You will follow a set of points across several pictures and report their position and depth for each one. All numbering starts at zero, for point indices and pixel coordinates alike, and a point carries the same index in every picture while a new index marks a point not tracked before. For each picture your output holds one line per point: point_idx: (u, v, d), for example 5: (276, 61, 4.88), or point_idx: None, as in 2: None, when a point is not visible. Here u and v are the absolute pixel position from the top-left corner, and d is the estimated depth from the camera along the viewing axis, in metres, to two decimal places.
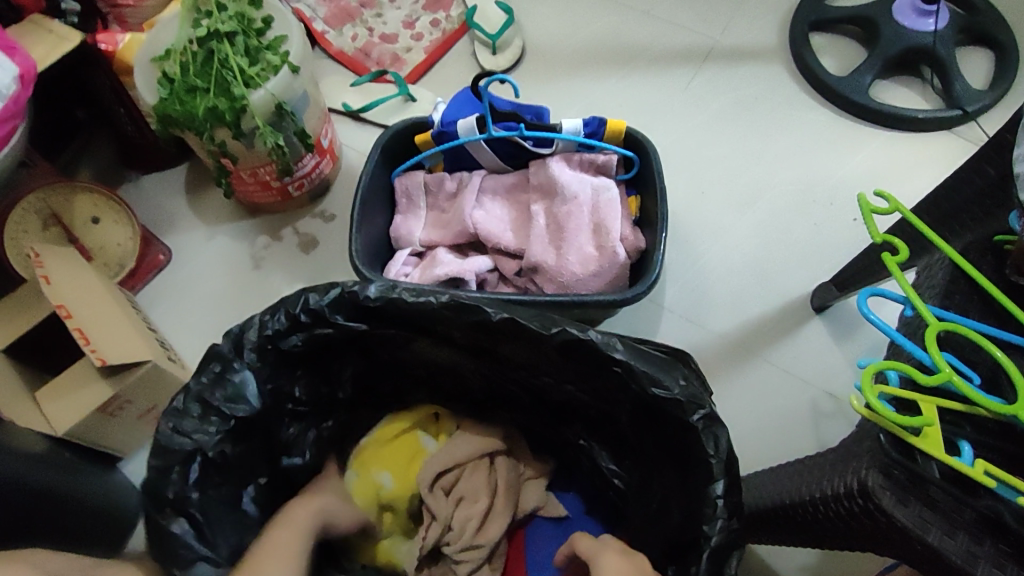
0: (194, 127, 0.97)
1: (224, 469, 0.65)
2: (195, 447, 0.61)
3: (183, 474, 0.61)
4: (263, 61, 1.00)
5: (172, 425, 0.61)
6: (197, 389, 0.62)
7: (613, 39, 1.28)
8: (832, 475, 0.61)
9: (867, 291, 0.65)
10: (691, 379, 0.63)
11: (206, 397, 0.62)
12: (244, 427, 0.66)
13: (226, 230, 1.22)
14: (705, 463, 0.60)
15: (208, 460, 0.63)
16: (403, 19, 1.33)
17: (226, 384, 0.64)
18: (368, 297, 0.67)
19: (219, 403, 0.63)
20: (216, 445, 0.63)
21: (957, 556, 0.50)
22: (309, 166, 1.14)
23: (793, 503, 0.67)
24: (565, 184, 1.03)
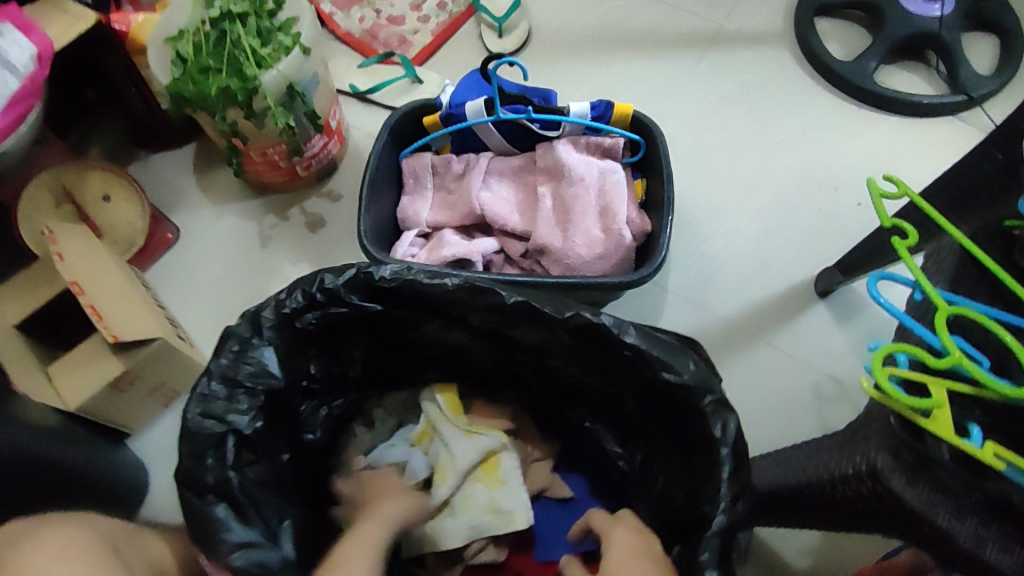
0: (207, 107, 0.98)
1: (255, 448, 0.67)
2: (225, 425, 0.63)
3: (217, 451, 0.63)
4: (274, 42, 1.00)
5: (202, 403, 0.63)
6: (219, 368, 0.64)
7: (619, 22, 1.28)
8: (839, 456, 0.64)
9: (877, 275, 0.66)
10: (701, 363, 0.64)
11: (233, 376, 0.64)
12: (269, 403, 0.68)
13: (233, 209, 1.23)
14: (713, 446, 0.60)
15: (242, 439, 0.65)
16: (410, 1, 1.34)
17: (248, 361, 0.65)
18: (383, 278, 0.68)
19: (245, 380, 0.65)
20: (247, 423, 0.65)
21: (965, 539, 0.52)
22: (317, 147, 1.15)
23: (802, 484, 0.69)
24: (572, 167, 1.04)
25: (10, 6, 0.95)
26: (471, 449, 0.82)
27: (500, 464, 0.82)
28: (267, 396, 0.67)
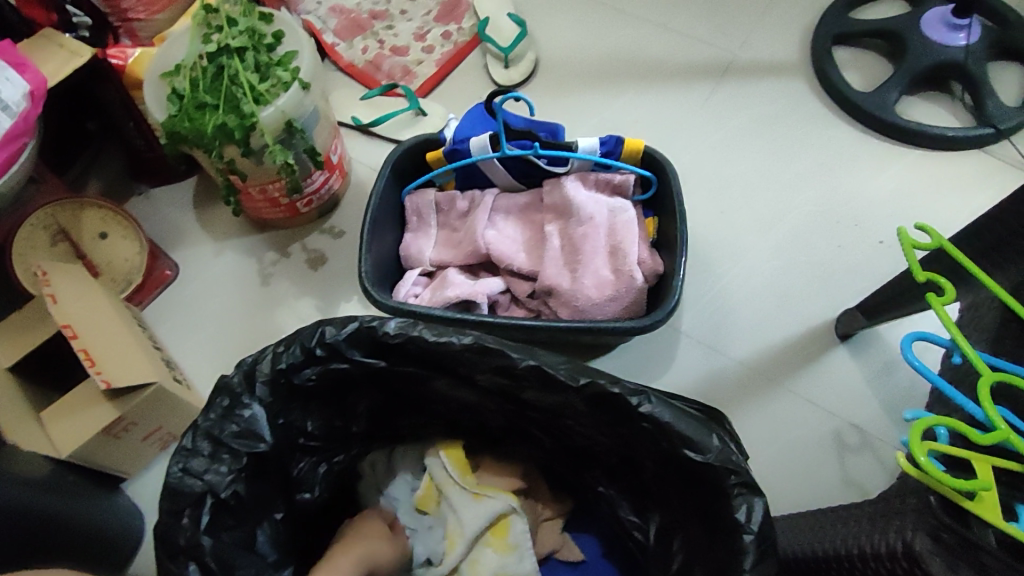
0: (203, 144, 0.95)
1: (237, 515, 0.62)
2: (206, 487, 0.59)
3: (196, 514, 0.58)
4: (273, 78, 0.98)
5: (182, 463, 0.59)
6: (205, 424, 0.60)
7: (630, 52, 1.25)
8: (869, 529, 0.58)
9: (911, 335, 0.61)
10: (726, 437, 0.59)
11: (217, 434, 0.61)
12: (258, 465, 0.64)
13: (234, 245, 1.20)
14: (737, 534, 0.55)
15: (220, 503, 0.60)
16: (415, 32, 1.31)
17: (235, 420, 0.61)
18: (387, 333, 0.64)
19: (229, 440, 0.61)
20: (229, 485, 0.60)
21: None
22: (317, 183, 1.12)
23: (827, 557, 0.62)
24: (580, 206, 1.00)
25: (4, 44, 0.94)
26: (479, 513, 0.77)
27: (510, 528, 0.78)
28: (253, 461, 0.63)
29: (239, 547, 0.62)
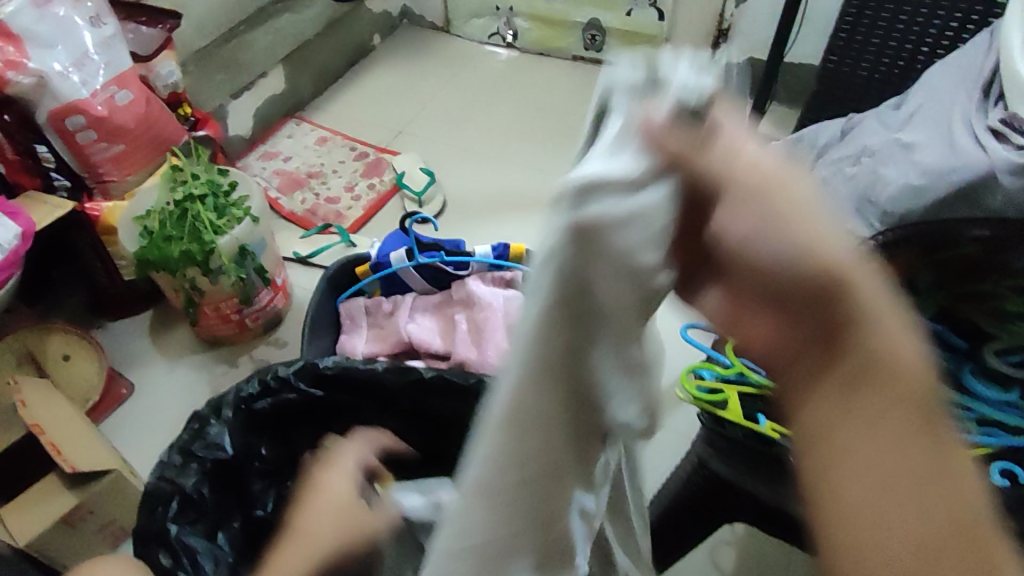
0: (168, 268, 1.20)
1: (197, 511, 0.79)
2: (177, 487, 0.77)
3: (165, 505, 0.75)
4: (228, 216, 1.24)
5: (162, 469, 0.77)
6: (179, 440, 0.80)
7: (516, 191, 1.63)
8: (676, 480, 0.86)
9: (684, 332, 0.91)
10: None
11: (189, 447, 0.80)
12: (218, 474, 0.82)
13: (186, 362, 1.37)
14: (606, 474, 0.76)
15: (185, 499, 0.77)
16: (345, 185, 1.65)
17: (205, 436, 0.81)
18: (326, 366, 0.88)
19: (197, 451, 0.80)
20: (195, 484, 0.78)
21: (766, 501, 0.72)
22: (264, 300, 1.34)
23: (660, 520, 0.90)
24: (481, 296, 1.27)
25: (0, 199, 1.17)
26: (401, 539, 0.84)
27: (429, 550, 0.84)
28: (214, 467, 0.81)
29: (201, 537, 0.78)
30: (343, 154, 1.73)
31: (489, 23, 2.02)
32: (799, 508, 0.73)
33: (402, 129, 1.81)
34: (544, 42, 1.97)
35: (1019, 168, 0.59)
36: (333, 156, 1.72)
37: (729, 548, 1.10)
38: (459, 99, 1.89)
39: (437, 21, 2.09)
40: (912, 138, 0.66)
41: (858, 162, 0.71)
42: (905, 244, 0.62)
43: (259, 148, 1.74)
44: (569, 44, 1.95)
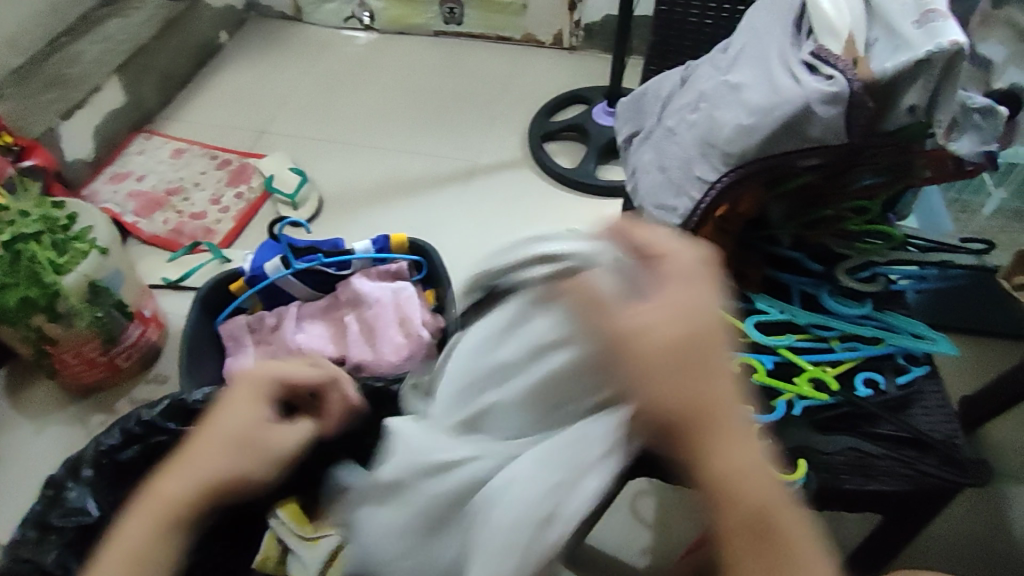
0: (10, 318, 1.10)
1: None
2: (35, 565, 0.72)
3: None
4: (71, 251, 1.13)
5: (18, 546, 0.72)
6: (34, 512, 0.74)
7: (393, 179, 1.58)
8: None
9: None
10: None
11: (45, 519, 0.74)
12: (87, 540, 0.76)
13: (55, 420, 1.24)
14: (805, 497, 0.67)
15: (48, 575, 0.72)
16: (209, 198, 1.55)
17: (64, 502, 0.75)
18: (195, 400, 0.83)
19: (58, 521, 0.74)
20: (57, 558, 0.72)
21: None
22: (134, 336, 1.24)
23: None
24: (368, 293, 1.20)
25: None
26: (319, 555, 0.78)
27: None
28: (79, 532, 0.75)
29: None
30: (203, 164, 1.62)
31: (342, 6, 1.93)
32: None
33: (264, 130, 1.72)
34: (402, 21, 1.91)
35: (829, 96, 0.59)
36: (192, 168, 1.62)
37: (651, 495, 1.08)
38: (322, 89, 1.81)
39: (286, 10, 1.99)
40: (739, 79, 0.67)
41: (697, 109, 0.72)
42: (755, 177, 0.65)
43: (107, 171, 1.61)
44: (428, 20, 1.90)
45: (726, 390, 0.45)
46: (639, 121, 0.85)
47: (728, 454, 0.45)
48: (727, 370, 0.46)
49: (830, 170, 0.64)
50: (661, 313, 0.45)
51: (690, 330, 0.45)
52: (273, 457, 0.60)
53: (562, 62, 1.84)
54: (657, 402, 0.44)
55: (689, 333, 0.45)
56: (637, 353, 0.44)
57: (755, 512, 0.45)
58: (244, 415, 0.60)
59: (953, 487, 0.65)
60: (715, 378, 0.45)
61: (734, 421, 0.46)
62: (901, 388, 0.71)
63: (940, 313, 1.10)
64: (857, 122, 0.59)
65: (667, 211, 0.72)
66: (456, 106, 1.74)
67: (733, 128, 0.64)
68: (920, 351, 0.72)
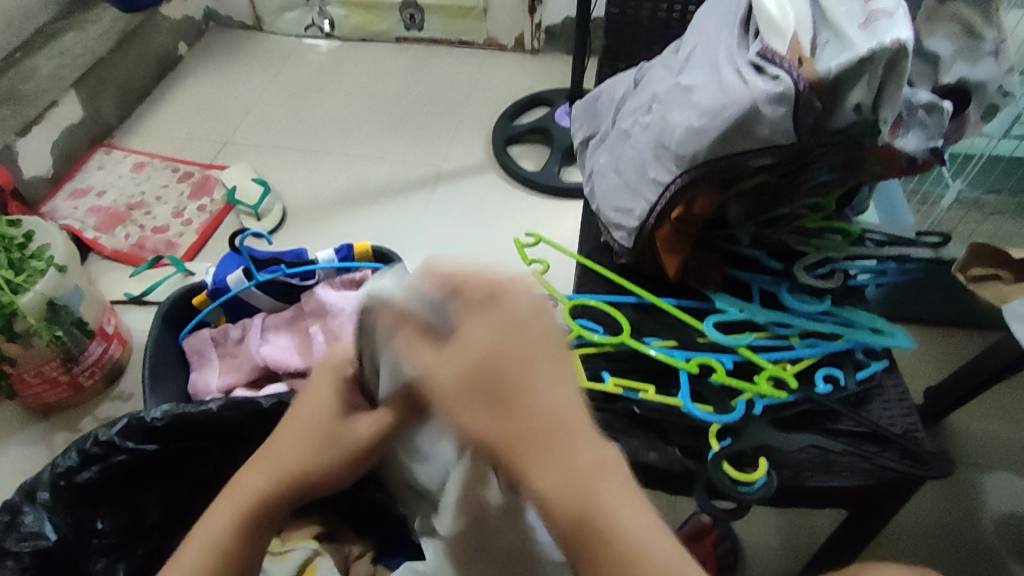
0: None
1: None
2: None
3: None
4: (28, 270, 1.10)
5: None
6: None
7: (358, 187, 1.56)
8: None
9: None
10: None
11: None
12: (44, 567, 0.73)
13: (17, 441, 1.21)
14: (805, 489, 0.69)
15: None
16: (172, 211, 1.52)
17: (19, 527, 0.72)
18: (156, 417, 0.79)
19: (14, 546, 0.71)
20: None
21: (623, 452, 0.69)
22: (95, 354, 1.20)
23: None
24: (332, 303, 1.18)
25: None
26: (285, 570, 0.78)
27: (318, 569, 0.79)
28: (36, 558, 0.72)
29: None
30: (164, 177, 1.59)
31: (303, 14, 1.91)
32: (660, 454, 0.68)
33: (227, 141, 1.69)
34: (364, 28, 1.90)
35: (776, 95, 0.58)
36: (153, 182, 1.58)
37: None
38: (285, 98, 1.79)
39: (247, 19, 1.97)
40: (690, 81, 0.67)
41: (650, 111, 0.72)
42: (707, 179, 0.66)
43: (66, 187, 1.57)
44: (390, 26, 1.89)
45: (547, 411, 0.37)
46: (594, 124, 0.85)
47: (544, 477, 0.37)
48: (562, 380, 0.39)
49: (782, 169, 0.65)
50: (456, 351, 0.39)
51: (495, 353, 0.39)
52: (350, 448, 0.57)
53: (526, 65, 1.83)
54: (456, 427, 0.39)
55: (474, 366, 0.39)
56: (437, 388, 0.40)
57: (582, 546, 0.37)
58: (313, 408, 0.57)
59: (916, 479, 0.64)
60: (529, 397, 0.38)
61: (572, 439, 0.38)
62: (859, 384, 0.71)
63: (898, 305, 1.12)
64: (805, 122, 0.59)
65: (625, 214, 0.73)
66: (421, 111, 1.73)
67: (684, 129, 0.64)
68: (879, 346, 0.73)
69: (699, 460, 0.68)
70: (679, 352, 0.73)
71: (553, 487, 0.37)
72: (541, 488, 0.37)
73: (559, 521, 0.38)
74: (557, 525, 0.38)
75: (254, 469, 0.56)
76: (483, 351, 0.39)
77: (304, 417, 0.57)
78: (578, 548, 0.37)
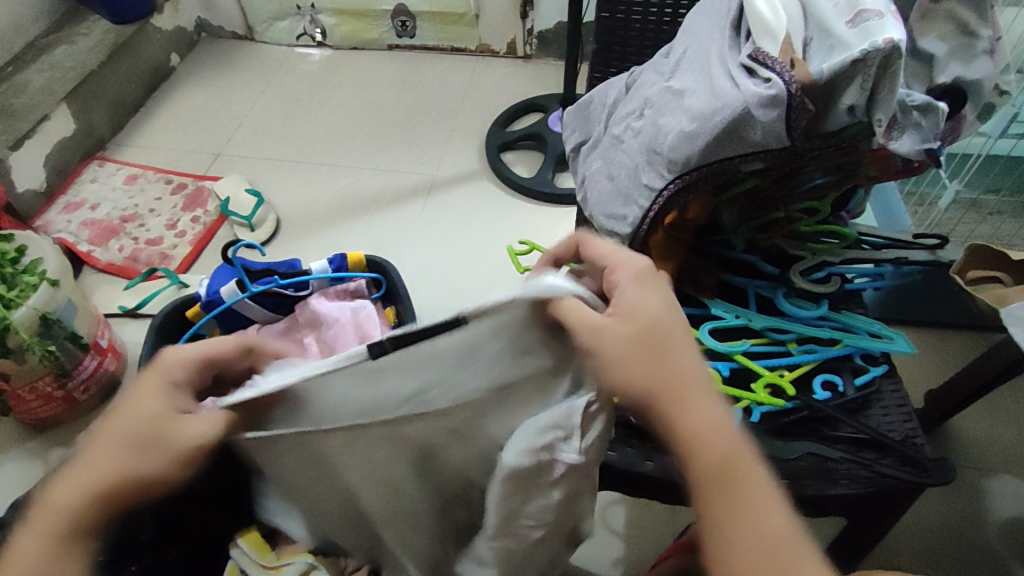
0: None
1: None
2: None
3: None
4: (21, 285, 1.09)
5: None
6: None
7: (351, 197, 1.55)
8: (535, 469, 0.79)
9: None
10: None
11: None
12: None
13: (11, 458, 1.19)
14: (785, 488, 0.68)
15: None
16: (165, 223, 1.51)
17: None
18: None
19: None
20: None
21: (619, 462, 0.68)
22: (90, 368, 1.19)
23: None
24: (326, 314, 1.16)
25: None
26: None
27: None
28: None
29: None
30: (158, 189, 1.58)
31: (294, 23, 1.90)
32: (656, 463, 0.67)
33: (220, 152, 1.68)
34: (356, 36, 1.89)
35: (768, 99, 0.57)
36: (147, 194, 1.58)
37: (619, 505, 1.07)
38: (278, 108, 1.78)
39: (238, 30, 1.96)
40: (682, 85, 0.67)
41: (642, 116, 0.71)
42: (700, 184, 0.65)
43: (60, 201, 1.56)
44: (381, 34, 1.88)
45: (689, 366, 0.49)
46: (586, 129, 0.84)
47: (687, 420, 0.48)
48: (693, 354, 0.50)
49: (775, 173, 0.64)
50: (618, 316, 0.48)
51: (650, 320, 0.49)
52: (175, 453, 0.47)
53: (518, 71, 1.83)
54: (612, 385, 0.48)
55: (634, 327, 0.49)
56: (606, 347, 0.47)
57: (726, 477, 0.48)
58: (134, 407, 0.49)
59: (916, 487, 0.63)
60: (679, 357, 0.49)
61: (705, 398, 0.49)
62: (859, 390, 0.70)
63: (895, 307, 1.11)
64: (797, 126, 0.58)
65: (618, 220, 0.72)
66: (414, 119, 1.72)
67: (676, 134, 0.63)
68: (878, 351, 0.72)
69: None
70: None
71: (698, 429, 0.48)
72: (689, 430, 0.48)
73: (707, 457, 0.48)
74: (705, 466, 0.48)
75: (64, 482, 0.48)
76: (642, 320, 0.49)
77: (121, 417, 0.49)
78: (723, 478, 0.48)
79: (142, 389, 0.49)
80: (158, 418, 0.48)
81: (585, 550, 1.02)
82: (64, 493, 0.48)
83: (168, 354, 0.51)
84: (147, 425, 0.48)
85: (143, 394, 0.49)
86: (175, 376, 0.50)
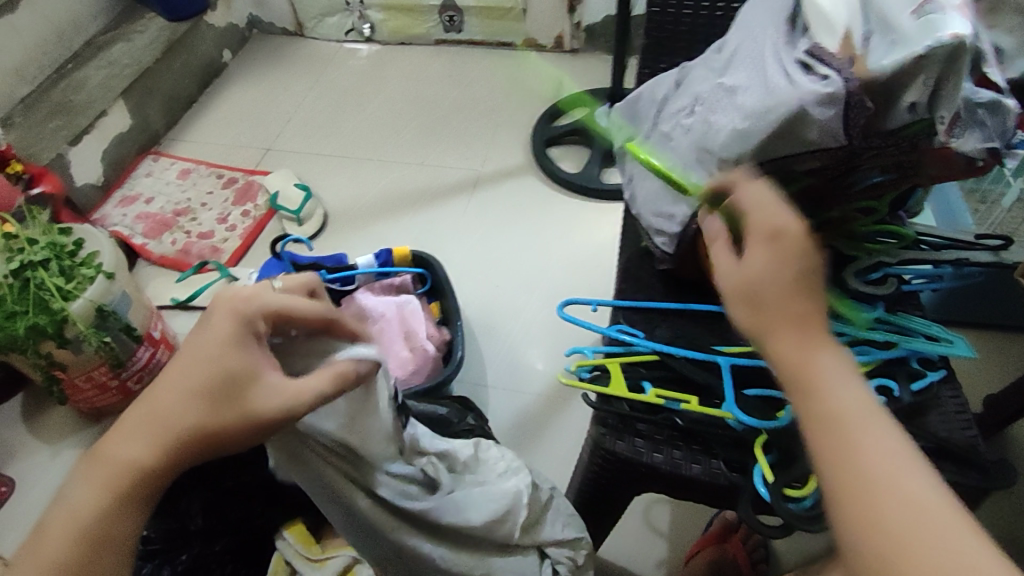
0: (18, 347, 1.08)
1: None
2: None
3: None
4: (78, 277, 1.12)
5: None
6: None
7: (397, 192, 1.57)
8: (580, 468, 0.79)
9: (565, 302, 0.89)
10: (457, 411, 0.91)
11: None
12: None
13: (70, 442, 1.25)
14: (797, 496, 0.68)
15: None
16: (217, 217, 1.55)
17: None
18: None
19: None
20: None
21: (665, 465, 0.67)
22: (143, 358, 1.23)
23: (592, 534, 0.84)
24: (371, 307, 1.15)
25: None
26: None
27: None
28: None
29: None
30: (209, 184, 1.63)
31: (343, 19, 1.93)
32: (703, 467, 0.67)
33: (270, 147, 1.72)
34: (403, 31, 1.90)
35: (825, 97, 0.56)
36: (199, 189, 1.62)
37: (661, 505, 1.06)
38: (327, 103, 1.81)
39: (288, 26, 2.00)
40: (734, 82, 0.65)
41: (693, 113, 0.70)
42: None
43: (116, 195, 1.61)
44: (428, 29, 1.89)
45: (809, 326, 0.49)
46: (633, 125, 0.83)
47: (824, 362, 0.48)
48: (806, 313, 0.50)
49: (830, 172, 0.63)
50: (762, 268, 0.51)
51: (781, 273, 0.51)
52: (258, 414, 0.50)
53: (565, 66, 1.82)
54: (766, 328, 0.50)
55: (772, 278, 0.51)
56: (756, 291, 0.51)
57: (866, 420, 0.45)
58: (214, 354, 0.50)
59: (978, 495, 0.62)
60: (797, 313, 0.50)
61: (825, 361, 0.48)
62: (914, 395, 0.67)
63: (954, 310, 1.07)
64: (856, 123, 0.56)
65: (665, 219, 0.71)
66: (460, 115, 1.73)
67: (728, 133, 0.62)
68: (936, 355, 0.69)
69: (744, 474, 0.66)
70: (720, 361, 0.70)
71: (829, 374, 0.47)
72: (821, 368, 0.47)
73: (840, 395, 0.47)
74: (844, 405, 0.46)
75: (131, 430, 0.48)
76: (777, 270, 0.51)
77: (200, 360, 0.50)
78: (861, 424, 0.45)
79: (224, 334, 0.51)
80: (244, 370, 0.51)
81: (627, 550, 1.02)
82: (134, 431, 0.48)
83: (243, 295, 0.54)
84: (230, 374, 0.50)
85: (224, 341, 0.51)
86: (255, 322, 0.53)
